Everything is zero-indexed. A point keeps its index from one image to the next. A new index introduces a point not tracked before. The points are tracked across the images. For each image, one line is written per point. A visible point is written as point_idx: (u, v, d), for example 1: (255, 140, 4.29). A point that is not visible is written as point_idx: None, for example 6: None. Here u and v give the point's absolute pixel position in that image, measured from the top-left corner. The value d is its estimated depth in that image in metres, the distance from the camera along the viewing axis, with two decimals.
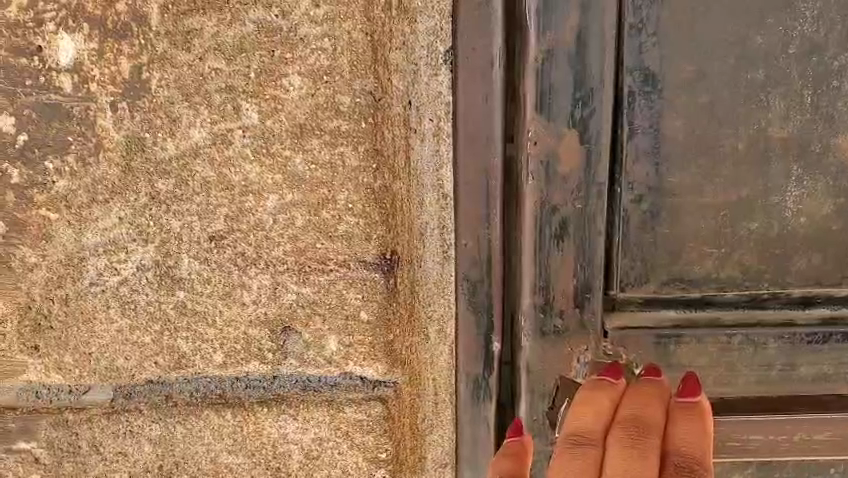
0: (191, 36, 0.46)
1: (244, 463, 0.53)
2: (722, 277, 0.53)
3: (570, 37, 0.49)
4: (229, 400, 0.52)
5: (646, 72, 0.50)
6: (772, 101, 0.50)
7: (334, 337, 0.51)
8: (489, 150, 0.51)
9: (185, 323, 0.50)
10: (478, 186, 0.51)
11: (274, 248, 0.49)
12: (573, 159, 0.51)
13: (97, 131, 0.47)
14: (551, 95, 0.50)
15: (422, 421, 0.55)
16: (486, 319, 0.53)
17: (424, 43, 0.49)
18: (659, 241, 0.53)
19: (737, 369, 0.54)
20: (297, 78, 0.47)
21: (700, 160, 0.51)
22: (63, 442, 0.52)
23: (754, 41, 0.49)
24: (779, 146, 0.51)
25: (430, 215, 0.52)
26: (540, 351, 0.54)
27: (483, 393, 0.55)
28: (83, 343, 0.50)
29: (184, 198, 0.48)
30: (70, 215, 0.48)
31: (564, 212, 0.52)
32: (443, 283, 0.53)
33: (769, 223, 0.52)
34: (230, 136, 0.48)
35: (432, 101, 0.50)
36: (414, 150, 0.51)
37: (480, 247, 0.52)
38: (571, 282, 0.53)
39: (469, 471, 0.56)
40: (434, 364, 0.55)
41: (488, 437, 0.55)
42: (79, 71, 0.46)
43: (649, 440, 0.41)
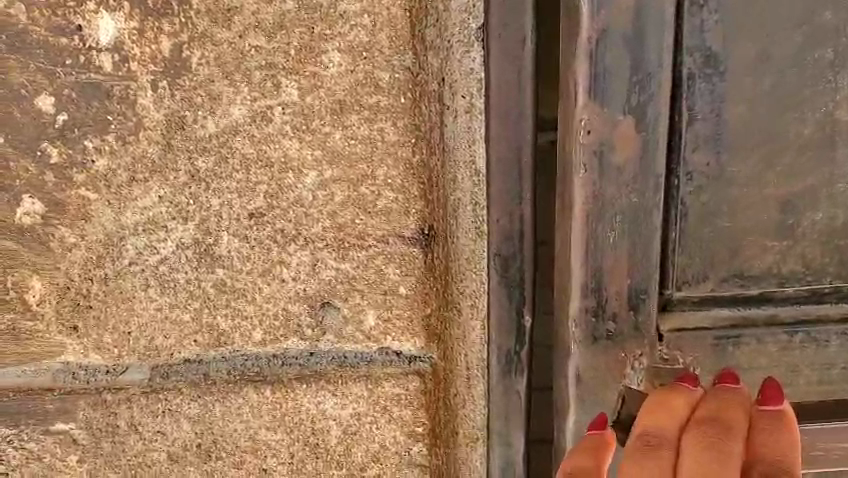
0: (232, 13, 0.45)
1: (282, 440, 0.52)
2: (784, 272, 0.52)
3: (625, 16, 0.47)
4: (267, 378, 0.51)
5: (708, 53, 0.48)
6: (841, 81, 0.49)
7: (372, 311, 0.50)
8: (521, 126, 0.49)
9: (225, 300, 0.49)
10: (510, 158, 0.49)
11: (314, 224, 0.48)
12: (629, 147, 0.49)
13: (138, 111, 0.46)
14: (605, 79, 0.48)
15: (454, 395, 0.53)
16: (518, 293, 0.52)
17: (457, 21, 0.47)
18: (718, 234, 0.51)
19: (799, 367, 0.52)
20: (336, 55, 0.46)
21: (763, 147, 0.49)
22: (101, 423, 0.51)
23: (822, 17, 0.47)
24: (846, 131, 0.49)
25: (464, 191, 0.50)
26: (591, 357, 0.52)
27: (514, 367, 0.53)
28: (122, 322, 0.49)
29: (224, 174, 0.47)
30: (109, 194, 0.47)
31: (616, 203, 0.50)
32: (475, 259, 0.51)
33: (835, 212, 0.51)
34: (270, 113, 0.46)
35: (462, 79, 0.48)
36: (446, 126, 0.48)
37: (513, 223, 0.50)
38: (624, 276, 0.51)
39: (500, 447, 0.54)
40: (466, 340, 0.52)
41: (520, 411, 0.54)
42: (120, 50, 0.45)
43: (729, 435, 0.41)
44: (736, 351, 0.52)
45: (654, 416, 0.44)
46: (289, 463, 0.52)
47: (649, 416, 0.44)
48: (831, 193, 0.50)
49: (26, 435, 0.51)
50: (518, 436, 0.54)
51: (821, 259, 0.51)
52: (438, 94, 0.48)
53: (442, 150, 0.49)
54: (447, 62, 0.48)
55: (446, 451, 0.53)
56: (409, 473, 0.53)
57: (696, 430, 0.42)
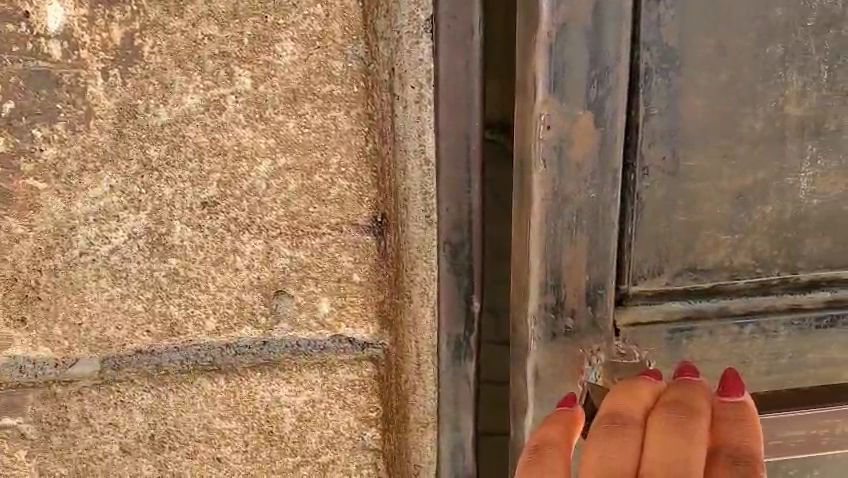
0: (184, 2, 0.44)
1: (237, 428, 0.52)
2: (736, 265, 0.55)
3: (584, 11, 0.48)
4: (220, 367, 0.51)
5: (664, 48, 0.50)
6: (789, 76, 0.52)
7: (327, 299, 0.50)
8: (470, 117, 0.51)
9: (178, 289, 0.49)
10: (460, 151, 0.51)
11: (267, 213, 0.48)
12: (587, 144, 0.51)
13: (88, 99, 0.45)
14: (565, 74, 0.49)
15: (405, 381, 0.56)
16: (467, 280, 0.54)
17: (405, 12, 0.48)
18: (674, 229, 0.54)
19: (748, 357, 0.57)
20: (290, 44, 0.45)
21: (717, 142, 0.53)
22: (51, 416, 0.50)
23: (774, 13, 0.51)
24: (793, 126, 0.53)
25: (414, 181, 0.52)
26: (550, 355, 0.55)
27: (463, 352, 0.56)
28: (73, 313, 0.48)
29: (177, 163, 0.47)
30: (58, 183, 0.46)
31: (575, 197, 0.52)
32: (426, 246, 0.53)
33: (783, 205, 0.55)
34: (223, 102, 0.46)
35: (411, 70, 0.49)
36: (397, 115, 0.50)
37: (462, 211, 0.53)
38: (582, 268, 0.53)
39: (451, 430, 0.57)
40: (416, 328, 0.55)
41: (468, 393, 0.57)
42: (70, 38, 0.44)
43: (695, 422, 0.43)
44: (691, 344, 0.56)
45: (621, 397, 0.45)
46: (244, 451, 0.52)
47: (617, 396, 0.46)
48: (780, 187, 0.54)
49: None
50: (468, 420, 0.57)
51: (770, 248, 0.55)
52: (388, 84, 0.49)
53: (394, 140, 0.50)
54: (398, 52, 0.49)
55: (396, 434, 0.56)
56: (363, 458, 0.54)
57: (659, 419, 0.43)
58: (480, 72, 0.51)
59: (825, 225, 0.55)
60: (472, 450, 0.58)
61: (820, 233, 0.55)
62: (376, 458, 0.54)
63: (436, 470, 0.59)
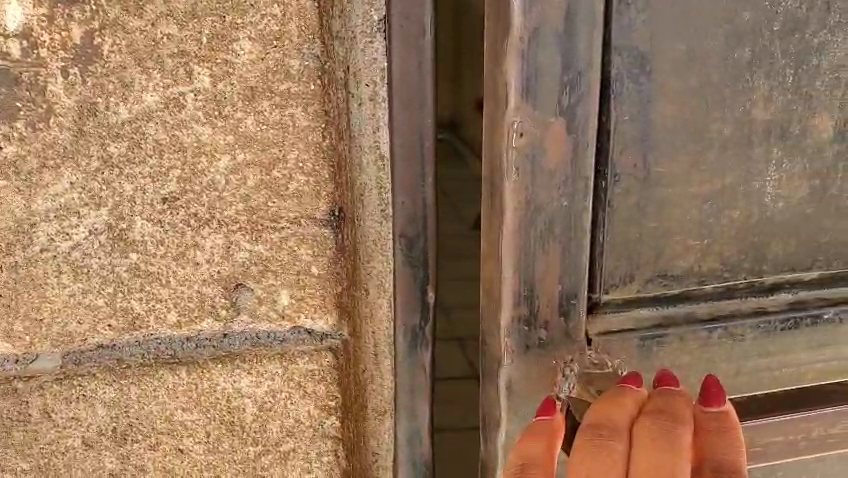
0: (144, 2, 0.45)
1: (199, 420, 0.53)
2: (704, 270, 0.58)
3: (557, 16, 0.50)
4: (181, 360, 0.52)
5: (635, 52, 0.52)
6: (756, 80, 0.54)
7: (286, 291, 0.52)
8: (422, 115, 0.51)
9: (139, 284, 0.49)
10: (412, 150, 0.52)
11: (227, 208, 0.49)
12: (559, 152, 0.53)
13: (48, 97, 0.46)
14: (537, 79, 0.51)
15: (363, 372, 0.56)
16: (423, 271, 0.55)
17: (359, 13, 0.49)
18: (645, 234, 0.56)
19: (715, 360, 0.59)
20: (247, 43, 0.47)
21: (689, 148, 0.55)
22: (12, 412, 0.50)
23: (741, 17, 0.52)
24: (761, 129, 0.55)
25: (369, 175, 0.52)
26: (525, 367, 0.57)
27: (419, 343, 0.56)
28: (34, 309, 0.49)
29: (136, 160, 0.48)
30: (19, 181, 0.46)
31: (547, 204, 0.54)
32: (382, 240, 0.54)
33: (750, 209, 0.57)
34: (182, 100, 0.47)
35: (366, 69, 0.50)
36: (351, 114, 0.51)
37: (416, 204, 0.53)
38: (554, 273, 0.55)
39: (407, 419, 0.58)
40: (373, 318, 0.55)
41: (424, 381, 0.57)
42: (29, 37, 0.45)
43: (680, 431, 0.45)
44: (662, 348, 0.58)
45: (607, 407, 0.47)
46: (205, 442, 0.53)
47: (602, 406, 0.48)
48: (747, 191, 0.57)
49: None
50: (424, 408, 0.58)
51: (736, 251, 0.58)
52: (343, 82, 0.50)
53: (349, 136, 0.51)
54: (352, 51, 0.50)
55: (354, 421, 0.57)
56: (322, 446, 0.55)
57: (645, 427, 0.46)
58: (433, 71, 0.51)
59: (787, 228, 0.58)
60: (428, 437, 0.59)
61: (783, 236, 0.58)
62: (336, 446, 0.56)
63: (392, 458, 0.59)
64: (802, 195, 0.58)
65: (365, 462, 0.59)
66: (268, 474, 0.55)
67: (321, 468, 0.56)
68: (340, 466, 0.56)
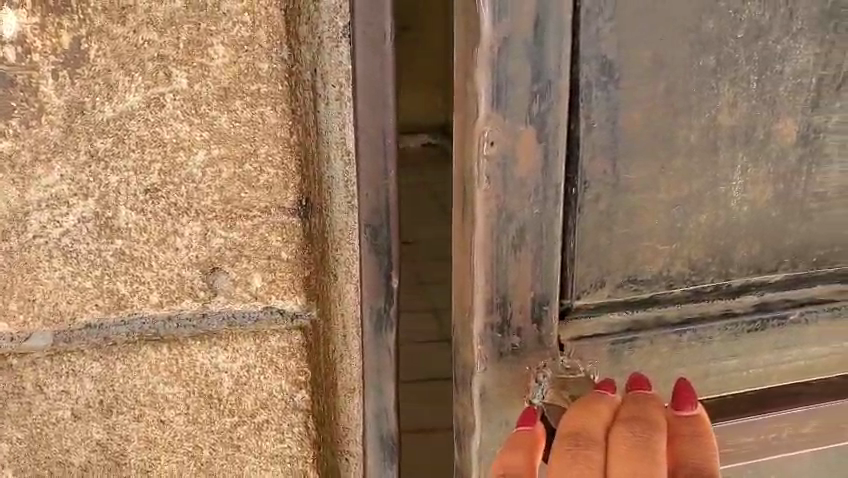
0: (126, 11, 0.50)
1: (179, 393, 0.57)
2: (674, 273, 0.64)
3: (526, 26, 0.55)
4: (163, 337, 0.56)
5: (604, 62, 0.57)
6: (721, 86, 0.60)
7: (259, 274, 0.57)
8: (384, 115, 0.57)
9: (125, 268, 0.54)
10: (377, 147, 0.58)
11: (203, 198, 0.54)
12: (527, 161, 0.58)
13: (39, 98, 0.50)
14: (507, 88, 0.56)
15: (334, 350, 0.63)
16: (386, 258, 0.61)
17: (326, 19, 0.56)
18: (617, 238, 0.62)
19: (685, 362, 0.66)
20: (221, 48, 0.52)
21: (656, 153, 0.61)
22: (8, 385, 0.55)
23: (706, 25, 0.58)
24: (727, 134, 0.62)
25: (337, 169, 0.59)
26: (500, 372, 0.62)
27: (384, 324, 0.62)
28: (27, 290, 0.53)
29: (120, 154, 0.52)
30: (14, 173, 0.51)
31: (520, 209, 0.59)
32: (348, 230, 0.60)
33: (717, 214, 0.63)
34: (162, 99, 0.52)
35: (333, 70, 0.57)
36: (320, 112, 0.57)
37: (379, 197, 0.59)
38: (527, 274, 0.61)
39: (374, 395, 0.64)
40: (342, 300, 0.62)
41: (389, 363, 0.63)
42: (22, 43, 0.50)
43: (654, 434, 0.50)
44: (634, 353, 0.64)
45: (586, 415, 0.52)
46: (186, 413, 0.58)
47: (581, 413, 0.53)
48: (714, 197, 0.63)
49: None
50: (390, 387, 0.64)
51: (705, 253, 0.64)
52: (312, 82, 0.56)
53: (318, 133, 0.58)
54: (321, 54, 0.56)
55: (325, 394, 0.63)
56: (293, 417, 0.60)
57: (620, 432, 0.50)
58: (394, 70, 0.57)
59: (752, 231, 0.65)
60: (393, 413, 0.65)
61: (747, 240, 0.65)
62: (305, 418, 0.60)
63: (362, 432, 0.66)
64: (766, 199, 0.64)
65: (335, 433, 0.65)
66: (243, 444, 0.60)
67: (292, 438, 0.60)
68: (308, 437, 0.61)
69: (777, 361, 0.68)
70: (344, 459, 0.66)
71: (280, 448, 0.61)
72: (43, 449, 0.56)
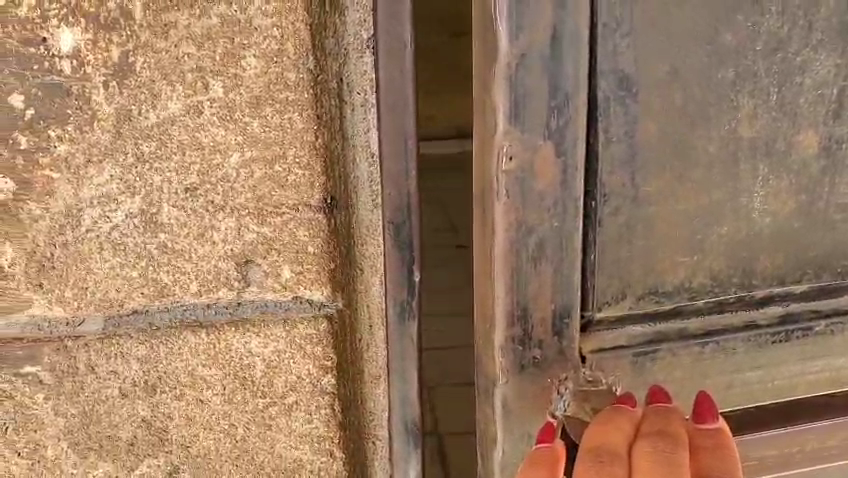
0: (168, 28, 0.55)
1: (216, 374, 0.62)
2: (696, 285, 0.69)
3: (542, 37, 0.60)
4: (203, 323, 0.61)
5: (622, 76, 0.63)
6: (741, 100, 0.65)
7: (288, 266, 0.61)
8: (405, 119, 0.63)
9: (167, 259, 0.59)
10: (399, 147, 0.63)
11: (237, 196, 0.59)
12: (545, 176, 0.63)
13: (91, 106, 0.55)
14: (524, 100, 0.61)
15: (359, 338, 0.68)
16: (408, 252, 0.66)
17: (352, 32, 0.61)
18: (637, 251, 0.67)
19: (709, 373, 0.71)
20: (253, 59, 0.56)
21: (674, 163, 0.66)
22: (63, 365, 0.60)
23: (724, 38, 0.63)
24: (749, 145, 0.67)
25: (362, 170, 0.64)
26: (522, 383, 0.68)
27: (407, 314, 0.68)
28: (80, 279, 0.58)
29: (164, 156, 0.57)
30: (69, 174, 0.56)
31: (539, 222, 0.64)
32: (373, 227, 0.65)
33: (740, 226, 0.69)
34: (201, 107, 0.57)
35: (358, 78, 0.62)
36: (346, 117, 0.62)
37: (401, 196, 0.64)
38: (547, 283, 0.66)
39: (398, 382, 0.69)
40: (368, 293, 0.67)
41: (412, 351, 0.69)
42: (77, 56, 0.54)
43: (676, 447, 0.55)
44: (656, 365, 0.70)
45: (609, 433, 0.58)
46: (223, 393, 0.63)
47: (603, 432, 0.58)
48: (736, 208, 0.68)
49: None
50: (413, 373, 0.69)
51: (726, 264, 0.69)
52: (338, 90, 0.61)
53: (344, 137, 0.62)
54: (345, 64, 0.61)
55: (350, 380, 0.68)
56: (321, 399, 0.64)
57: (642, 447, 0.55)
58: (413, 77, 0.62)
59: (775, 241, 0.70)
60: (416, 399, 0.70)
61: (769, 252, 0.70)
62: (331, 400, 0.65)
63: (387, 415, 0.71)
64: (788, 210, 0.69)
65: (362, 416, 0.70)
66: (275, 423, 0.64)
67: (319, 419, 0.65)
68: (334, 418, 0.65)
69: (802, 372, 0.74)
70: (371, 441, 0.71)
71: (307, 428, 0.65)
72: (95, 424, 0.61)
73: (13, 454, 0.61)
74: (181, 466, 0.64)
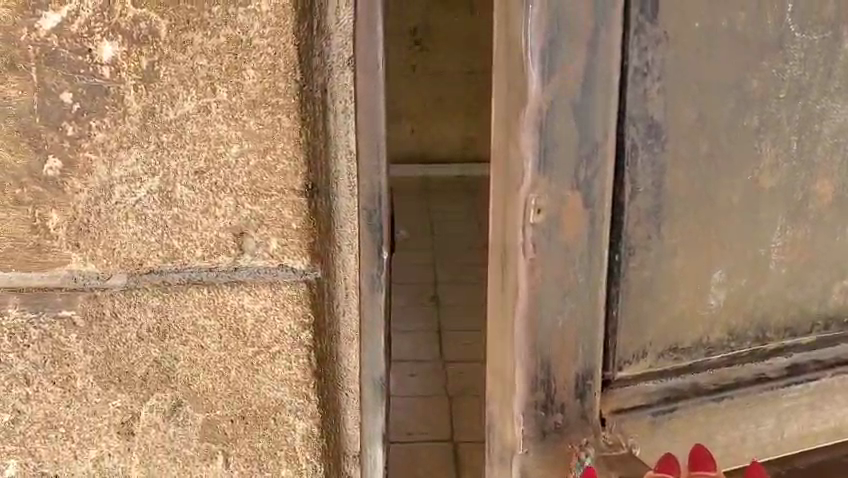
0: (187, 44, 0.68)
1: (214, 325, 0.75)
2: (714, 339, 0.89)
3: (572, 84, 0.73)
4: (204, 281, 0.74)
5: (651, 123, 0.79)
6: (765, 148, 0.85)
7: (275, 238, 0.73)
8: (376, 123, 0.74)
9: (178, 229, 0.72)
10: (373, 147, 0.75)
11: (236, 179, 0.71)
12: (569, 228, 0.77)
13: (123, 103, 0.69)
14: (552, 148, 0.74)
15: (335, 305, 0.78)
16: (378, 234, 0.77)
17: (334, 49, 0.72)
18: (656, 297, 0.85)
19: (720, 422, 0.91)
20: (252, 72, 0.69)
21: (699, 209, 0.84)
22: (93, 311, 0.74)
23: (751, 86, 0.82)
24: (768, 191, 0.86)
25: (343, 165, 0.75)
26: (541, 444, 0.81)
27: (377, 283, 0.78)
28: (109, 241, 0.72)
29: (178, 145, 0.70)
30: (104, 156, 0.70)
31: (565, 264, 0.78)
32: (351, 210, 0.76)
33: (759, 264, 0.88)
34: (209, 107, 0.69)
35: (337, 87, 0.73)
36: (329, 120, 0.73)
37: (374, 185, 0.75)
38: (570, 324, 0.80)
39: (369, 341, 0.80)
40: (345, 268, 0.77)
41: (381, 318, 0.79)
42: (113, 63, 0.68)
43: None
44: (676, 417, 0.88)
45: None
46: (219, 341, 0.75)
47: None
48: (756, 256, 0.88)
49: (42, 318, 0.74)
50: (381, 335, 0.80)
51: (743, 309, 0.89)
52: (322, 98, 0.72)
53: (327, 136, 0.73)
54: (330, 78, 0.72)
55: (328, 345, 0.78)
56: (299, 350, 0.76)
57: None
58: (384, 86, 0.74)
59: (789, 281, 0.91)
60: (384, 356, 0.80)
61: (781, 299, 0.91)
62: (308, 352, 0.76)
63: (359, 372, 0.81)
64: (801, 257, 0.90)
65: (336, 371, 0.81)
66: (261, 368, 0.76)
67: (297, 366, 0.77)
68: (309, 366, 0.77)
69: (809, 426, 0.97)
70: (344, 394, 0.81)
71: (288, 374, 0.77)
72: (116, 361, 0.75)
73: (50, 383, 0.76)
74: (184, 401, 0.77)
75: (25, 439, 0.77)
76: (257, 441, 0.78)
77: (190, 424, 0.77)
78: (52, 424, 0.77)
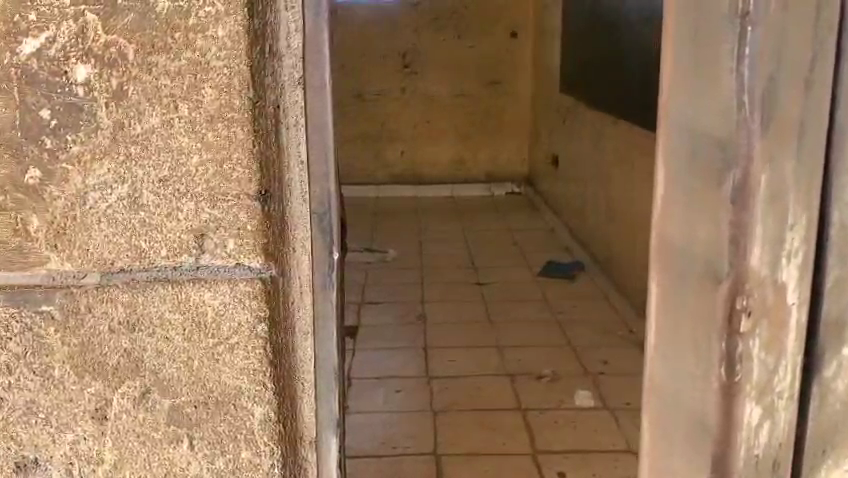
0: (152, 65, 0.77)
1: (179, 317, 0.83)
2: None
3: (784, 146, 0.75)
4: (169, 278, 0.82)
5: None
6: None
7: (232, 240, 0.81)
8: (323, 135, 0.83)
9: (146, 231, 0.81)
10: (321, 154, 0.83)
11: (195, 185, 0.79)
12: (778, 300, 0.79)
13: (97, 119, 0.78)
14: (766, 220, 0.76)
15: (291, 301, 0.86)
16: (329, 236, 0.85)
17: (287, 72, 0.82)
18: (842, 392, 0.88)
19: None
20: (209, 89, 0.77)
21: None
22: (70, 305, 0.83)
23: None
24: None
25: (296, 174, 0.84)
26: None
27: (328, 284, 0.86)
28: (83, 242, 0.81)
29: (144, 156, 0.79)
30: (78, 166, 0.79)
31: (770, 333, 0.80)
32: (302, 216, 0.85)
33: None
34: (172, 122, 0.78)
35: (291, 105, 0.82)
36: (284, 134, 0.82)
37: (324, 194, 0.84)
38: (762, 440, 0.82)
39: (321, 332, 0.88)
40: (300, 267, 0.86)
41: (331, 312, 0.87)
42: (86, 82, 0.77)
43: None
44: None
45: None
46: (183, 333, 0.83)
47: None
48: None
49: (24, 312, 0.83)
50: (330, 329, 0.88)
51: None
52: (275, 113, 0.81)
53: (279, 146, 0.82)
54: (283, 95, 0.81)
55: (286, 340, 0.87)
56: (256, 342, 0.83)
57: None
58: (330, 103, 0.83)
59: None
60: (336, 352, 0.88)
61: None
62: (265, 343, 0.84)
63: (310, 356, 0.88)
64: None
65: (293, 362, 0.88)
66: (222, 358, 0.84)
67: (254, 356, 0.84)
68: (265, 357, 0.84)
69: None
70: (301, 383, 0.88)
71: (246, 364, 0.84)
72: (90, 351, 0.84)
73: (31, 372, 0.84)
74: (152, 388, 0.85)
75: (7, 424, 0.85)
76: (218, 425, 0.86)
77: (157, 409, 0.85)
78: (33, 410, 0.85)
